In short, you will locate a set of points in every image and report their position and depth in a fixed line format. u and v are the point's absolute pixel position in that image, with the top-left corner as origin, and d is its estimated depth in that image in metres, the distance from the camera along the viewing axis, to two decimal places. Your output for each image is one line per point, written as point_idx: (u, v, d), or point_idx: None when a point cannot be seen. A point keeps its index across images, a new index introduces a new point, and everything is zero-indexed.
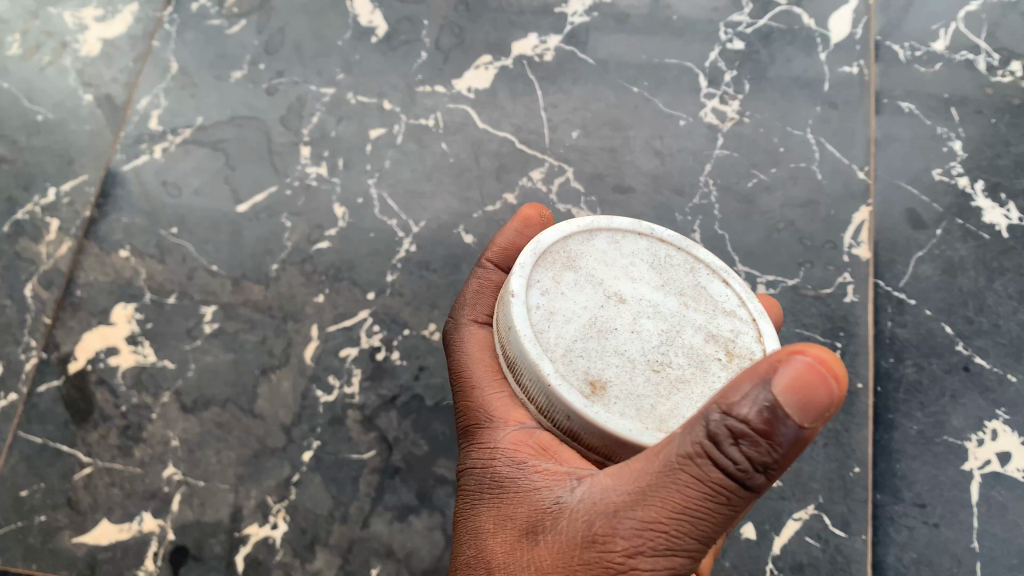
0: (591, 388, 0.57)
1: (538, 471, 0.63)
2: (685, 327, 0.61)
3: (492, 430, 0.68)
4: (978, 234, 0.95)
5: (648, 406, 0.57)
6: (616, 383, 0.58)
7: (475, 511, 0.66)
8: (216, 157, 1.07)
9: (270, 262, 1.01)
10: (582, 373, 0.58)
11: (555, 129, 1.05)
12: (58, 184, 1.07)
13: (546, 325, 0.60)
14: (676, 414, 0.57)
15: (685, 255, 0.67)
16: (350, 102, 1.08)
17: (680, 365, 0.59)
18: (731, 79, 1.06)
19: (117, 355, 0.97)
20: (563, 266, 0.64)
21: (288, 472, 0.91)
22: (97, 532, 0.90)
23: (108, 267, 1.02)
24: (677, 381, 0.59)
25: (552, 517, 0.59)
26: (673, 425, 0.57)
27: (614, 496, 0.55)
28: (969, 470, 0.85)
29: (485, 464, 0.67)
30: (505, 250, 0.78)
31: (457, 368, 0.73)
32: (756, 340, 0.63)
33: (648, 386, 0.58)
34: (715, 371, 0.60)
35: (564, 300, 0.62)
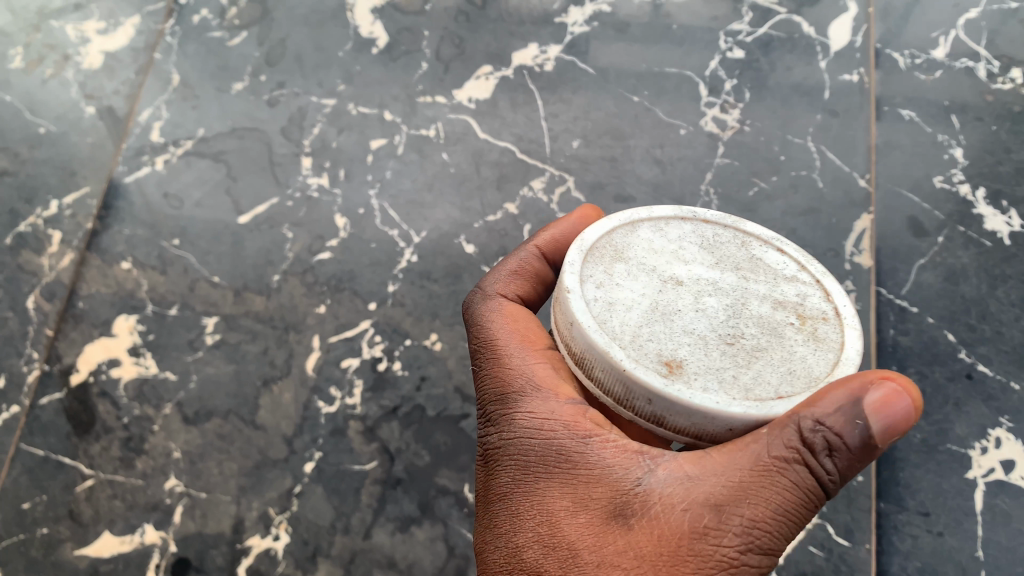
0: (669, 368, 0.56)
1: (607, 445, 0.59)
2: (750, 299, 0.61)
3: (538, 400, 0.63)
4: (979, 241, 0.94)
5: (730, 378, 0.56)
6: (693, 361, 0.57)
7: (530, 491, 0.61)
8: (217, 168, 1.07)
9: (272, 272, 1.01)
10: (656, 357, 0.57)
11: (556, 138, 1.05)
12: (60, 196, 1.08)
13: (607, 315, 0.59)
14: (760, 383, 0.56)
15: (733, 231, 0.67)
16: (351, 113, 1.09)
17: (751, 334, 0.59)
18: (731, 88, 1.06)
19: (119, 367, 0.98)
20: (611, 259, 0.64)
21: (289, 483, 0.91)
22: (100, 544, 0.90)
23: (110, 279, 1.03)
24: (753, 350, 0.58)
25: (635, 500, 0.56)
26: (760, 392, 0.56)
27: (709, 485, 0.54)
28: (973, 478, 0.85)
29: (532, 437, 0.62)
30: (555, 241, 0.75)
31: (489, 341, 0.69)
32: (823, 298, 0.63)
33: (722, 359, 0.57)
34: (790, 337, 0.59)
35: (620, 290, 0.61)
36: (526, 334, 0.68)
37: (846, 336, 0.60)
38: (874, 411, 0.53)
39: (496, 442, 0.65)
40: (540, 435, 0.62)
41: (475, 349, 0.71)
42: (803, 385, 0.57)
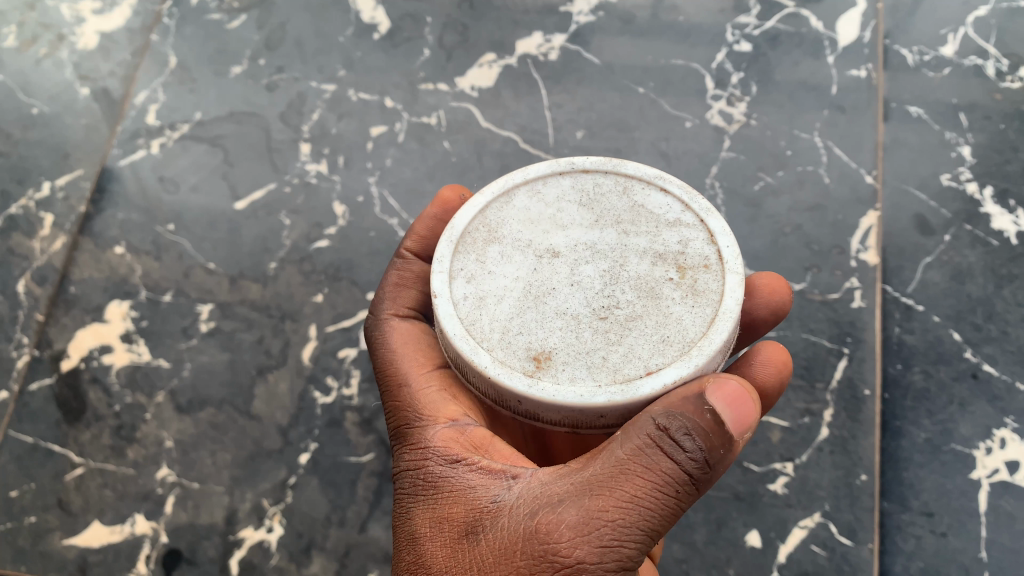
0: (535, 364, 0.58)
1: (472, 468, 0.64)
2: (627, 259, 0.62)
3: (418, 431, 0.68)
4: (986, 240, 0.93)
5: (600, 360, 0.58)
6: (562, 351, 0.58)
7: (407, 517, 0.65)
8: (214, 153, 1.05)
9: (268, 260, 0.99)
10: (526, 353, 0.59)
11: (560, 129, 1.03)
12: (52, 178, 1.06)
13: (477, 315, 0.61)
14: (630, 360, 0.58)
15: (613, 175, 0.67)
16: (351, 99, 1.07)
17: (625, 303, 0.60)
18: (738, 81, 1.04)
19: (111, 354, 0.96)
20: (484, 243, 0.64)
21: (284, 474, 0.90)
22: (89, 534, 0.89)
23: (103, 263, 1.01)
24: (626, 322, 0.59)
25: (490, 514, 0.60)
26: (629, 370, 0.58)
27: (557, 495, 0.58)
28: (978, 478, 0.84)
29: (411, 470, 0.67)
30: (420, 236, 0.78)
31: (380, 371, 0.73)
32: (708, 242, 0.63)
33: (595, 339, 0.59)
34: (666, 296, 0.60)
35: (490, 280, 0.62)
36: (414, 353, 0.72)
37: (726, 282, 0.61)
38: (717, 398, 0.56)
39: (394, 472, 0.69)
40: (420, 464, 0.66)
41: (377, 375, 0.73)
42: (676, 351, 0.58)
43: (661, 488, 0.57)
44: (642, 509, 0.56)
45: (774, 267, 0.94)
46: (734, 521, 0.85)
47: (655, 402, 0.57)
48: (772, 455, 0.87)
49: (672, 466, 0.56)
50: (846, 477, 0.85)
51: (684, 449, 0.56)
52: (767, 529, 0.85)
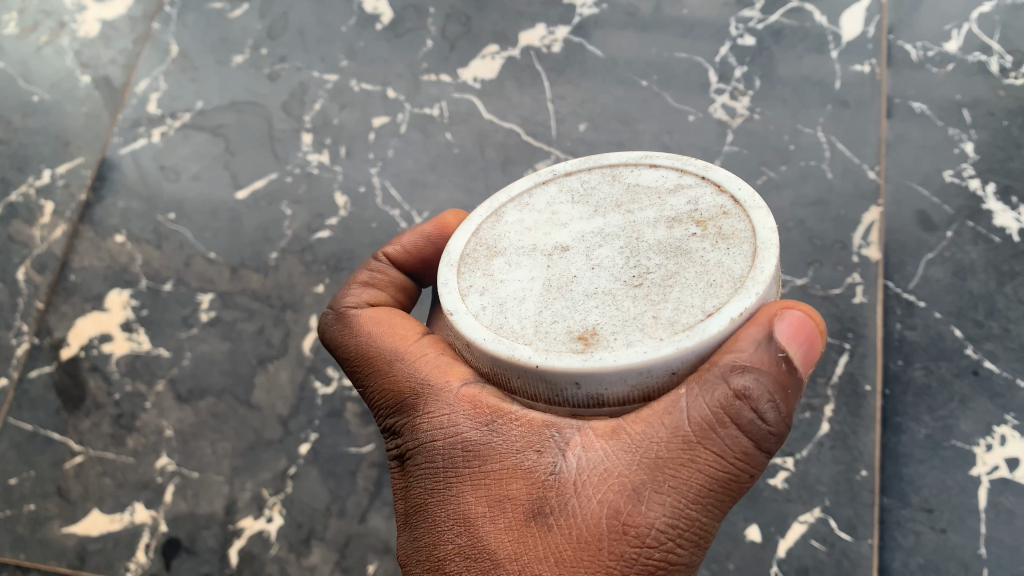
0: (583, 342, 0.52)
1: (512, 424, 0.55)
2: (641, 230, 0.56)
3: (432, 397, 0.59)
4: (988, 237, 0.93)
5: (650, 320, 0.51)
6: (607, 324, 0.52)
7: (443, 497, 0.57)
8: (216, 142, 1.05)
9: (270, 250, 0.99)
10: (567, 333, 0.52)
11: (562, 121, 1.03)
12: (53, 166, 1.06)
13: (501, 318, 0.55)
14: (684, 311, 0.51)
15: (598, 169, 0.62)
16: (353, 90, 1.06)
17: (656, 267, 0.54)
18: (742, 75, 1.03)
19: (111, 343, 0.96)
20: (486, 259, 0.59)
21: (284, 464, 0.90)
22: (88, 522, 0.90)
23: (103, 252, 1.01)
24: (664, 282, 0.53)
25: (554, 490, 0.53)
26: (687, 319, 0.51)
27: (632, 469, 0.51)
28: (977, 475, 0.84)
29: (434, 440, 0.58)
30: (410, 253, 0.70)
31: (365, 358, 0.64)
32: (716, 192, 0.57)
33: (636, 305, 0.52)
34: (697, 251, 0.54)
35: (504, 287, 0.57)
36: (397, 331, 0.64)
37: (753, 219, 0.55)
38: (790, 338, 0.51)
39: (404, 445, 0.61)
40: (444, 434, 0.57)
41: (349, 359, 0.66)
42: (728, 289, 0.52)
43: (739, 447, 0.51)
44: (721, 476, 0.51)
45: None
46: (734, 515, 0.87)
47: (721, 352, 0.50)
48: None
49: (750, 425, 0.51)
50: (847, 473, 0.86)
51: (763, 406, 0.51)
52: (767, 523, 0.86)
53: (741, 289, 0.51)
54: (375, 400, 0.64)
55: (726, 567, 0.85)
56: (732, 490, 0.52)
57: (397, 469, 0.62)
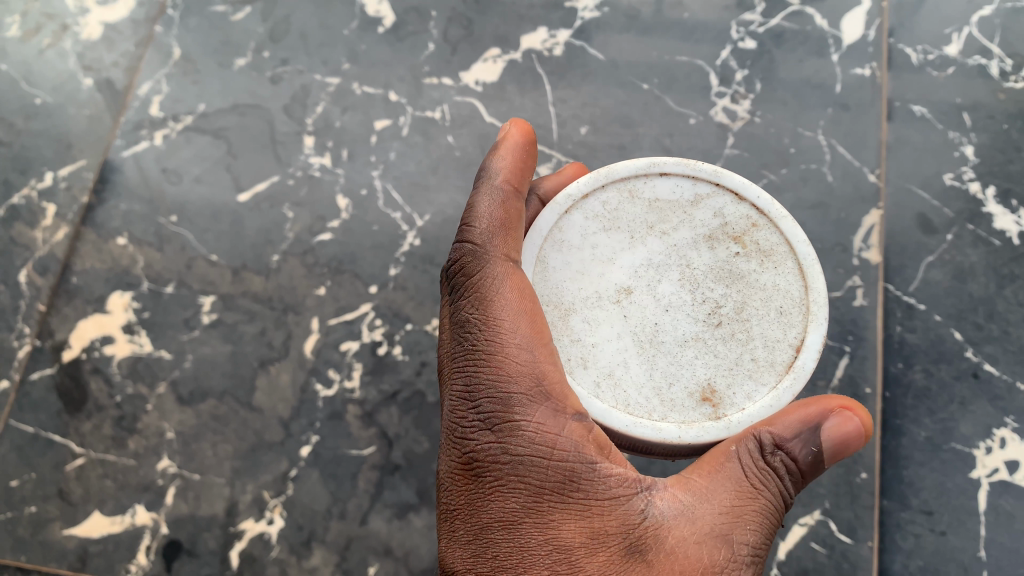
0: (709, 406, 0.64)
1: (613, 471, 0.61)
2: (690, 258, 0.67)
3: (542, 411, 0.61)
4: (988, 240, 0.94)
5: (751, 363, 0.65)
6: (719, 378, 0.65)
7: (542, 525, 0.59)
8: (218, 145, 1.05)
9: (271, 252, 0.99)
10: (692, 399, 0.64)
11: (564, 124, 1.03)
12: (55, 168, 1.06)
13: (623, 394, 0.65)
14: (775, 347, 0.65)
15: (612, 187, 0.70)
16: (355, 93, 1.06)
17: (726, 300, 0.65)
18: (743, 78, 1.03)
19: (113, 345, 0.96)
20: (563, 321, 0.67)
21: (285, 467, 0.90)
22: (89, 524, 0.91)
23: (105, 254, 1.01)
24: (738, 315, 0.65)
25: (649, 530, 0.59)
26: (782, 356, 0.65)
27: (710, 515, 0.59)
28: (977, 477, 0.86)
29: (540, 457, 0.60)
30: (513, 168, 0.70)
31: (491, 322, 0.63)
32: (737, 203, 0.68)
33: (731, 349, 0.65)
34: (750, 275, 0.66)
35: (602, 356, 0.66)
36: (533, 318, 0.63)
37: (784, 231, 0.67)
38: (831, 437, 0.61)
39: (491, 453, 0.61)
40: (549, 456, 0.60)
41: (469, 324, 0.64)
42: (799, 317, 0.66)
43: (789, 496, 0.61)
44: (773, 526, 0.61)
45: None
46: None
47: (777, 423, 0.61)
48: None
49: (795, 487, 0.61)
50: (846, 475, 0.87)
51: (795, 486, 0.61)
52: None
53: (811, 315, 0.65)
54: (471, 379, 0.62)
55: None
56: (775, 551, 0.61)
57: (466, 475, 0.61)
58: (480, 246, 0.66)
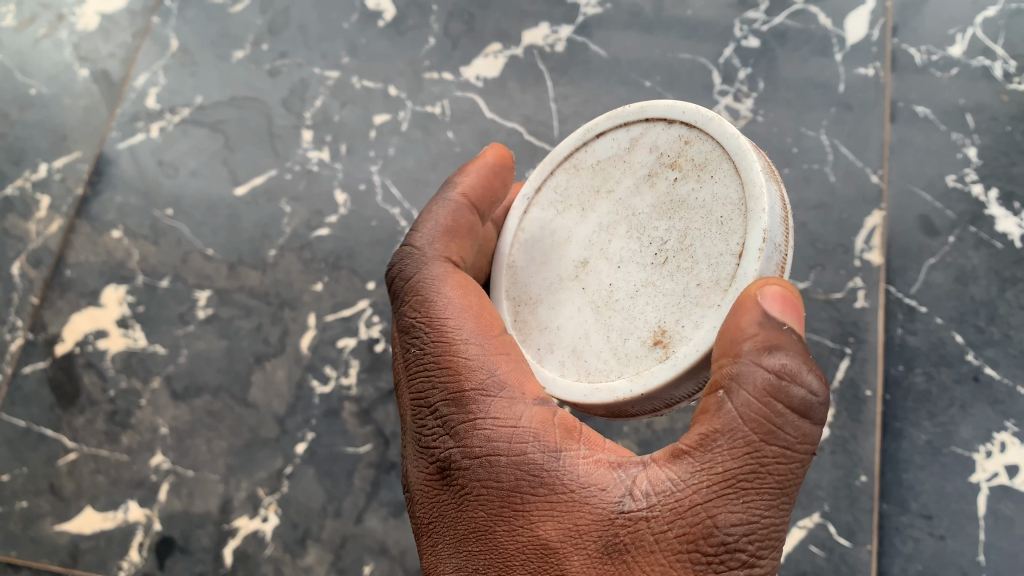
0: (662, 348, 0.56)
1: (580, 460, 0.55)
2: (629, 204, 0.62)
3: (496, 406, 0.57)
4: (991, 243, 0.93)
5: (697, 287, 0.55)
6: (668, 316, 0.56)
7: (515, 526, 0.54)
8: (215, 138, 1.04)
9: (268, 247, 0.98)
10: (644, 346, 0.57)
11: (565, 120, 1.02)
12: (49, 159, 1.04)
13: (584, 365, 0.61)
14: (717, 262, 0.54)
15: (561, 171, 0.69)
16: (355, 86, 1.05)
17: (665, 233, 0.58)
18: (746, 77, 1.02)
19: (106, 338, 0.95)
20: (534, 313, 0.67)
21: (280, 464, 0.89)
22: (81, 520, 0.90)
23: (99, 246, 1.00)
24: (681, 244, 0.57)
25: (626, 525, 0.51)
26: (724, 267, 0.54)
27: (695, 490, 0.50)
28: (977, 481, 0.86)
29: (500, 452, 0.56)
30: (482, 186, 0.71)
31: (437, 324, 0.62)
32: (667, 129, 0.62)
33: (676, 281, 0.56)
34: (693, 198, 0.57)
35: (562, 334, 0.63)
36: (480, 313, 0.62)
37: (713, 138, 0.58)
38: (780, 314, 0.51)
39: (452, 457, 0.57)
40: (508, 451, 0.56)
41: (415, 328, 0.63)
42: (737, 218, 0.54)
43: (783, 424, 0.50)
44: (785, 473, 0.50)
45: None
46: None
47: (739, 344, 0.50)
48: None
49: (800, 410, 0.50)
50: (846, 478, 0.87)
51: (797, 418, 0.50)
52: None
53: (744, 208, 0.53)
54: (425, 382, 0.60)
55: None
56: (791, 501, 0.51)
57: (435, 483, 0.59)
58: (418, 248, 0.68)
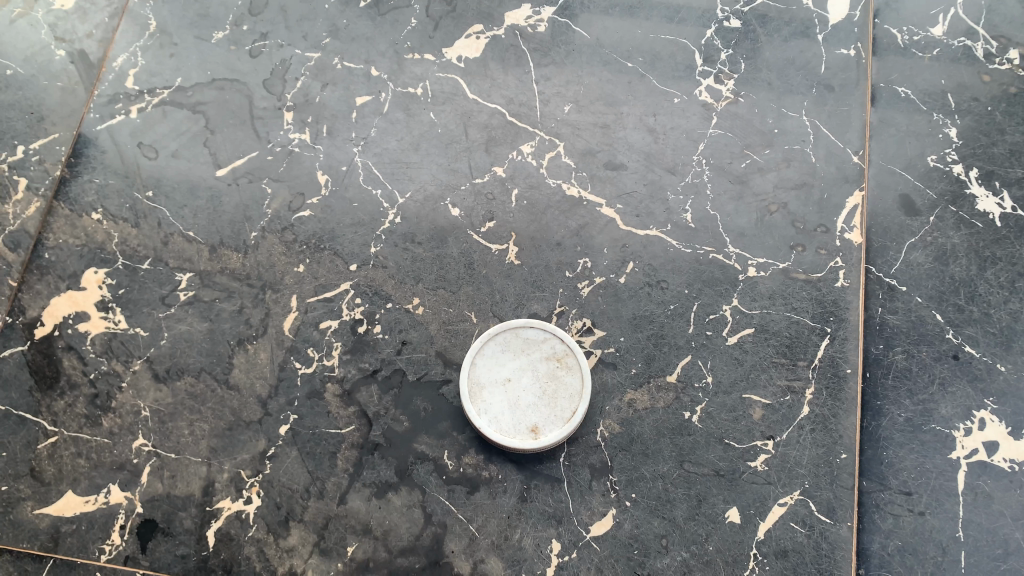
0: (535, 434, 0.86)
1: None
2: (539, 348, 0.89)
3: None
4: (971, 222, 0.94)
5: (559, 412, 0.87)
6: (543, 419, 0.86)
7: None
8: (195, 119, 1.02)
9: (250, 229, 0.97)
10: (527, 430, 0.86)
11: (546, 102, 1.02)
12: (26, 141, 1.02)
13: (498, 420, 0.86)
14: (570, 407, 0.87)
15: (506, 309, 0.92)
16: (336, 68, 1.04)
17: (552, 375, 0.88)
18: (727, 58, 1.03)
19: (86, 321, 0.94)
20: (473, 388, 0.87)
21: (263, 446, 0.89)
22: (61, 503, 0.88)
23: (79, 229, 0.98)
24: (557, 386, 0.88)
25: None
26: (572, 410, 0.86)
27: None
28: (956, 458, 0.87)
29: None
30: None
31: None
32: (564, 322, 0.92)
33: (551, 405, 0.87)
34: (564, 380, 0.88)
35: (489, 402, 0.87)
36: None
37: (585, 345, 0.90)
38: None
39: None
40: None
41: None
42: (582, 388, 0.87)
43: None
44: None
45: (759, 245, 0.95)
46: (715, 498, 0.86)
47: None
48: (754, 433, 0.88)
49: None
50: (827, 455, 0.87)
51: None
52: (746, 506, 0.86)
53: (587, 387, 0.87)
54: None
55: (706, 550, 0.85)
56: None
57: None
58: None
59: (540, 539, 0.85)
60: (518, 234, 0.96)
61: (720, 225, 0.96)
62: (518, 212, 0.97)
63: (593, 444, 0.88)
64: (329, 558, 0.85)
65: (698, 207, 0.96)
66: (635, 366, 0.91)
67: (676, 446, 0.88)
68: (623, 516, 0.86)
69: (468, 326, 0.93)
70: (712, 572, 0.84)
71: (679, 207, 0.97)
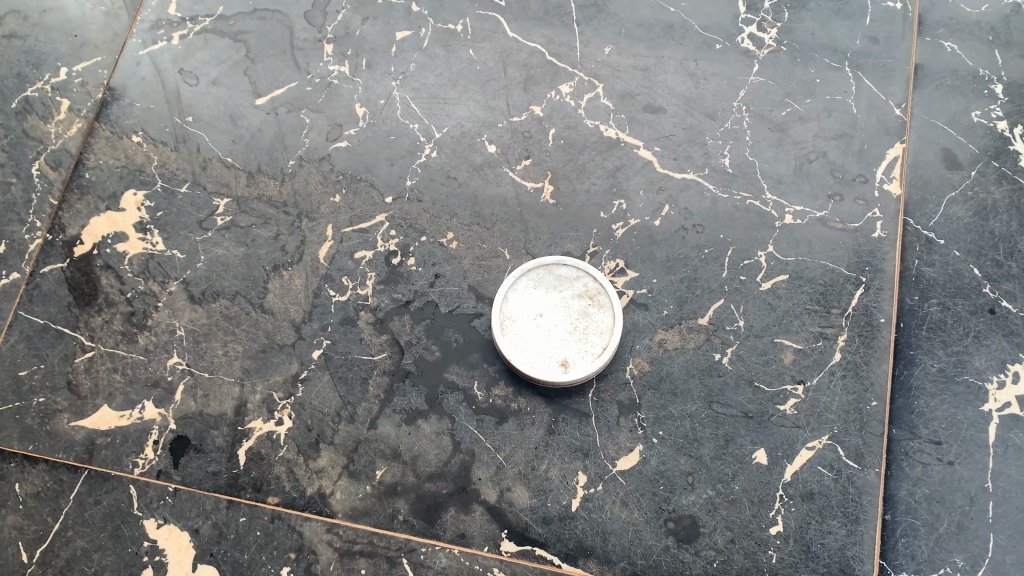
0: (563, 368, 0.86)
1: None
2: (572, 285, 0.90)
3: None
4: (1013, 178, 0.93)
5: (589, 348, 0.87)
6: (573, 354, 0.87)
7: None
8: (236, 48, 1.02)
9: (287, 158, 0.98)
10: (556, 363, 0.86)
11: (587, 43, 1.01)
12: (69, 64, 1.02)
13: (528, 353, 0.87)
14: (601, 343, 0.87)
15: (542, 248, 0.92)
16: (377, 2, 1.04)
17: (585, 312, 0.88)
18: (771, 6, 1.01)
19: (125, 242, 0.95)
20: (504, 321, 0.88)
21: (296, 369, 0.90)
22: (98, 417, 0.89)
23: (119, 151, 0.99)
24: (588, 323, 0.88)
25: None
26: (603, 346, 0.87)
27: None
28: (988, 410, 0.87)
29: None
30: None
31: None
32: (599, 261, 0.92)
33: (581, 341, 0.87)
34: (595, 318, 0.88)
35: (520, 335, 0.88)
36: None
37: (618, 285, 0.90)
38: None
39: None
40: None
41: None
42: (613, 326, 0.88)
43: None
44: None
45: (797, 194, 0.94)
46: (743, 439, 0.87)
47: None
48: (784, 377, 0.88)
49: None
50: (857, 402, 0.87)
51: None
52: (773, 448, 0.86)
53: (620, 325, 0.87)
54: None
55: (732, 489, 0.85)
56: None
57: None
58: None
59: (566, 471, 0.86)
60: (554, 173, 0.96)
61: (758, 171, 0.95)
62: (555, 151, 0.97)
63: (622, 381, 0.88)
64: (357, 480, 0.86)
65: (736, 152, 0.96)
66: (667, 308, 0.91)
67: (705, 387, 0.88)
68: (650, 452, 0.86)
69: (501, 261, 0.93)
70: (737, 511, 0.85)
71: (717, 151, 0.96)
